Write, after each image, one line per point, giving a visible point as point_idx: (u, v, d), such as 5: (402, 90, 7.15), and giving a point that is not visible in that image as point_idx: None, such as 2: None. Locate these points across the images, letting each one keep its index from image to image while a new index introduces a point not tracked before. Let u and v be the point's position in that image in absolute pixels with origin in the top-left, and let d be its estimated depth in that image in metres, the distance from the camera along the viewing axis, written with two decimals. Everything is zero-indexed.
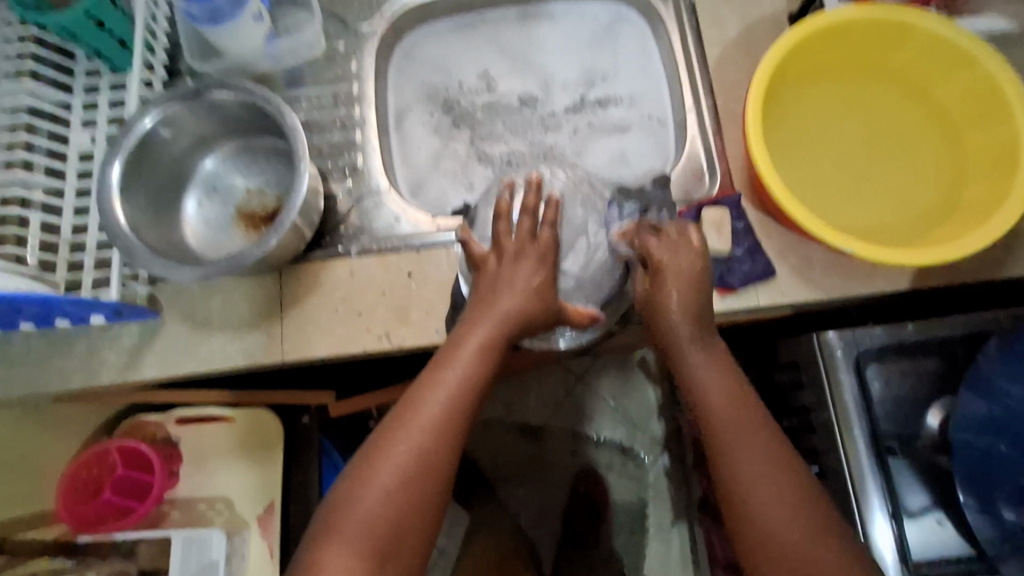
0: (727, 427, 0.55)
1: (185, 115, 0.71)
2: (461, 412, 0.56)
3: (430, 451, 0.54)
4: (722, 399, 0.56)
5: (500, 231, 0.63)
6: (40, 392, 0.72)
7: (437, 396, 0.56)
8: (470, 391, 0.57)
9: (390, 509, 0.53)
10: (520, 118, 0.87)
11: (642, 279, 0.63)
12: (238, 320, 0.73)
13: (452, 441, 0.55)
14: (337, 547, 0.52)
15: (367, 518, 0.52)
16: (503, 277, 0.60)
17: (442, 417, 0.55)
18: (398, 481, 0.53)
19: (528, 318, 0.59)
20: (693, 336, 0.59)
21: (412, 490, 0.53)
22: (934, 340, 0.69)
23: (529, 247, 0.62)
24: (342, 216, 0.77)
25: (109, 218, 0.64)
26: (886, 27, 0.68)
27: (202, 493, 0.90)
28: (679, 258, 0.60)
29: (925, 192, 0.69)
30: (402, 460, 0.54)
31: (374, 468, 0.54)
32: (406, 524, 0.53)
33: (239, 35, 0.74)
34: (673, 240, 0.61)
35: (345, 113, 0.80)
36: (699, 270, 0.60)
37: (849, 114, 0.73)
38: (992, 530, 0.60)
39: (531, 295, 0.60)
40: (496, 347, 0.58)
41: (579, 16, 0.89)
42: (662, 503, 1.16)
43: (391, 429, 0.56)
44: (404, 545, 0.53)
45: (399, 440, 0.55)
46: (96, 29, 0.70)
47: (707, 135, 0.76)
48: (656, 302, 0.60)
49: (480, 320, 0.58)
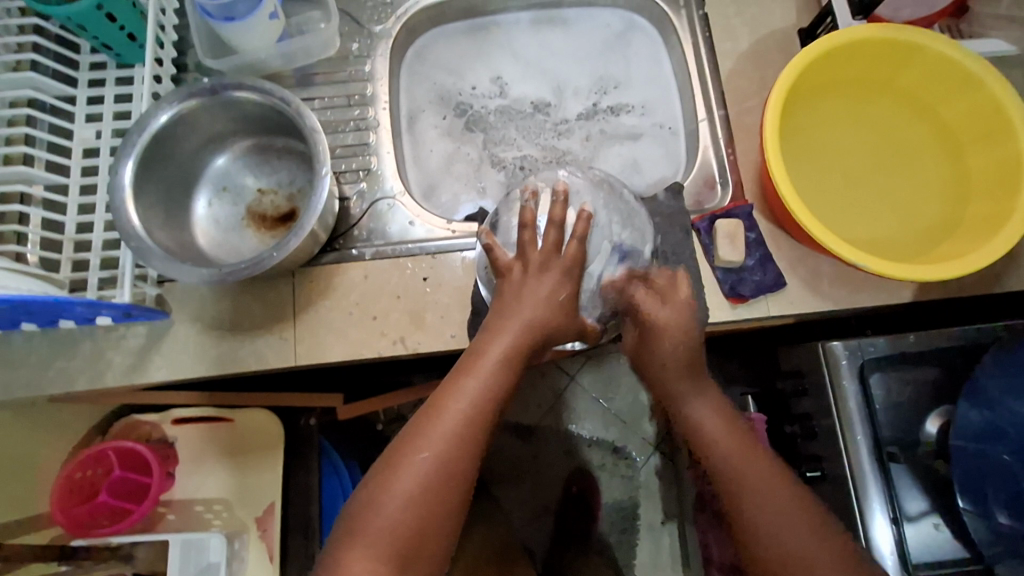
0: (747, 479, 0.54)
1: (201, 113, 0.69)
2: (481, 422, 0.56)
3: (450, 461, 0.54)
4: (732, 452, 0.56)
5: (526, 240, 0.63)
6: (43, 394, 0.71)
7: (459, 405, 0.56)
8: (491, 401, 0.57)
9: (411, 517, 0.53)
10: (533, 123, 0.87)
11: (650, 297, 0.64)
12: (249, 321, 0.72)
13: (472, 452, 0.55)
14: (358, 550, 0.52)
15: (388, 525, 0.52)
16: (528, 287, 0.61)
17: (465, 426, 0.55)
18: (420, 488, 0.53)
19: (550, 328, 0.60)
20: (687, 382, 0.61)
21: (434, 497, 0.53)
22: (934, 349, 0.71)
23: (553, 260, 0.62)
24: (356, 219, 0.76)
25: (121, 217, 0.62)
26: (898, 48, 0.69)
27: (200, 495, 0.89)
28: (668, 310, 0.63)
29: (930, 208, 0.71)
30: (426, 465, 0.54)
31: (395, 475, 0.54)
32: (426, 530, 0.53)
33: (252, 33, 0.73)
34: (659, 289, 0.65)
35: (359, 114, 0.79)
36: (689, 318, 0.63)
37: (857, 131, 0.75)
38: (986, 532, 0.64)
39: (553, 305, 0.60)
40: (520, 358, 0.58)
41: (592, 23, 0.89)
42: (653, 502, 1.18)
43: (417, 434, 0.56)
44: (426, 550, 0.53)
45: (420, 448, 0.54)
46: (107, 22, 0.68)
47: (719, 146, 0.78)
48: (649, 356, 0.63)
49: (503, 329, 0.59)
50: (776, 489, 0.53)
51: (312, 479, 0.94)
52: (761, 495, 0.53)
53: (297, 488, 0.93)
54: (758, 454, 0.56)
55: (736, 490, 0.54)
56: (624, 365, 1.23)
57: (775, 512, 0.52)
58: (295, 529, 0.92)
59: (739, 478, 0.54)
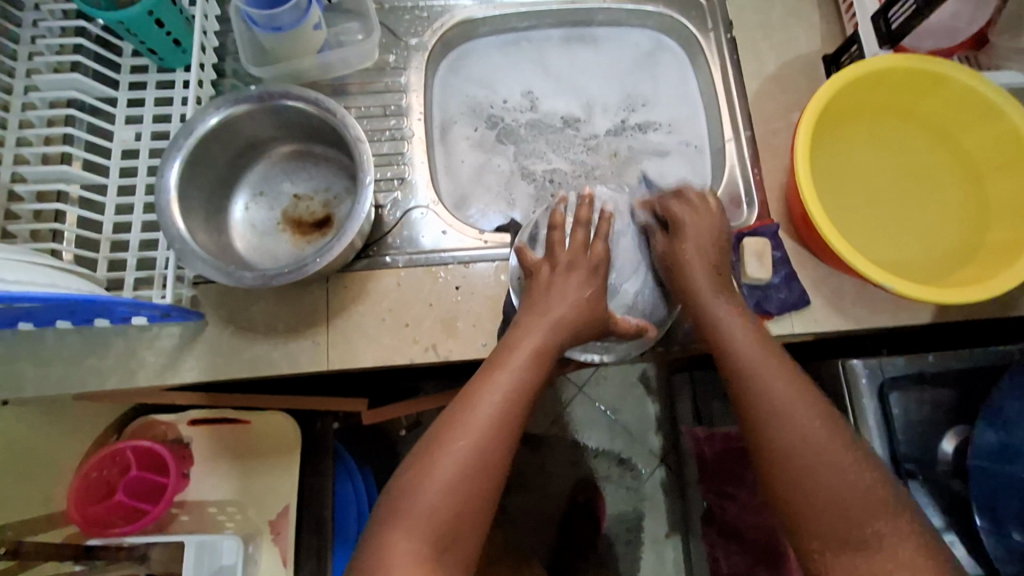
0: (756, 361, 0.58)
1: (247, 118, 0.70)
2: (516, 414, 0.55)
3: (487, 449, 0.53)
4: (749, 343, 0.59)
5: (555, 241, 0.65)
6: (73, 392, 0.71)
7: (493, 398, 0.55)
8: (524, 395, 0.56)
9: (450, 503, 0.52)
10: (562, 137, 0.89)
11: (684, 206, 0.69)
12: (279, 325, 0.73)
13: (508, 440, 0.55)
14: (399, 532, 0.51)
15: (428, 510, 0.51)
16: (555, 287, 0.62)
17: (500, 418, 0.54)
18: (459, 475, 0.52)
19: (579, 328, 0.61)
20: (712, 285, 0.64)
21: (471, 484, 0.52)
22: (951, 370, 0.73)
23: (581, 259, 0.64)
24: (388, 228, 0.77)
25: (167, 220, 0.63)
26: (924, 78, 0.72)
27: (214, 497, 0.89)
28: (699, 215, 0.68)
29: (952, 231, 0.73)
30: (465, 451, 0.53)
31: (434, 462, 0.53)
32: (465, 513, 0.52)
33: (296, 41, 0.75)
34: (694, 200, 0.69)
35: (395, 124, 0.81)
36: (717, 231, 0.68)
37: (881, 156, 0.77)
38: (1002, 550, 0.65)
39: (583, 305, 0.61)
40: (551, 354, 0.59)
41: (621, 42, 0.91)
42: (658, 515, 1.19)
43: (455, 422, 0.55)
44: (465, 535, 0.52)
45: (458, 437, 0.53)
46: (156, 27, 0.69)
47: (745, 165, 0.80)
48: (675, 253, 0.67)
49: (534, 327, 0.59)
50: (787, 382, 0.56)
51: (327, 485, 0.95)
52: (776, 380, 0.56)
53: (314, 493, 0.93)
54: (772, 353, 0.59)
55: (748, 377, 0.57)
56: (632, 378, 1.25)
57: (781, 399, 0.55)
58: (307, 527, 0.93)
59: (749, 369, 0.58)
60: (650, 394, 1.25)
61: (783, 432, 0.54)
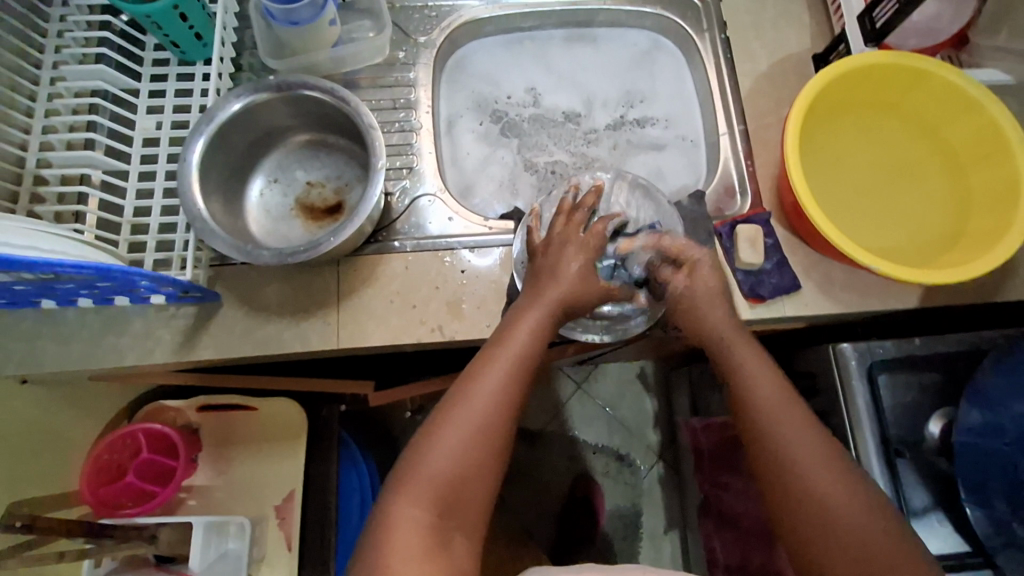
0: (775, 421, 0.57)
1: (265, 106, 0.73)
2: (514, 387, 0.58)
3: (486, 419, 0.56)
4: (772, 399, 0.58)
5: (559, 222, 0.70)
6: (94, 368, 0.74)
7: (491, 373, 0.58)
8: (520, 371, 0.59)
9: (452, 470, 0.54)
10: (564, 131, 0.92)
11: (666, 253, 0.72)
12: (291, 307, 0.76)
13: (508, 412, 0.57)
14: (404, 497, 0.53)
15: (432, 477, 0.54)
16: (553, 262, 0.66)
17: (498, 390, 0.57)
18: (460, 444, 0.55)
19: (574, 306, 0.65)
20: (734, 338, 0.64)
21: (472, 452, 0.55)
22: (938, 354, 0.76)
23: (579, 239, 0.68)
24: (397, 215, 0.80)
25: (189, 200, 0.66)
26: (907, 74, 0.76)
27: (219, 484, 0.93)
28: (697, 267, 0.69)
29: (935, 219, 0.77)
30: (469, 418, 0.56)
31: (438, 432, 0.56)
32: (467, 478, 0.54)
33: (312, 36, 0.78)
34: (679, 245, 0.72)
35: (404, 117, 0.84)
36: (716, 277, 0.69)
37: (868, 149, 0.81)
38: (989, 525, 0.67)
39: (575, 282, 0.65)
40: (545, 334, 0.62)
41: (620, 42, 0.95)
42: (655, 509, 1.21)
43: (457, 395, 0.58)
44: (466, 504, 0.54)
45: (459, 411, 0.56)
46: (179, 20, 0.73)
47: (739, 158, 0.83)
48: (692, 309, 0.68)
49: (531, 309, 0.63)
50: (812, 443, 0.55)
51: (330, 469, 0.97)
52: (804, 442, 0.55)
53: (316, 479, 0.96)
54: (798, 413, 0.58)
55: (771, 438, 0.57)
56: (630, 375, 1.28)
57: (812, 460, 0.54)
58: (313, 520, 0.95)
59: (773, 430, 0.57)
60: (648, 391, 1.27)
61: (811, 495, 0.53)
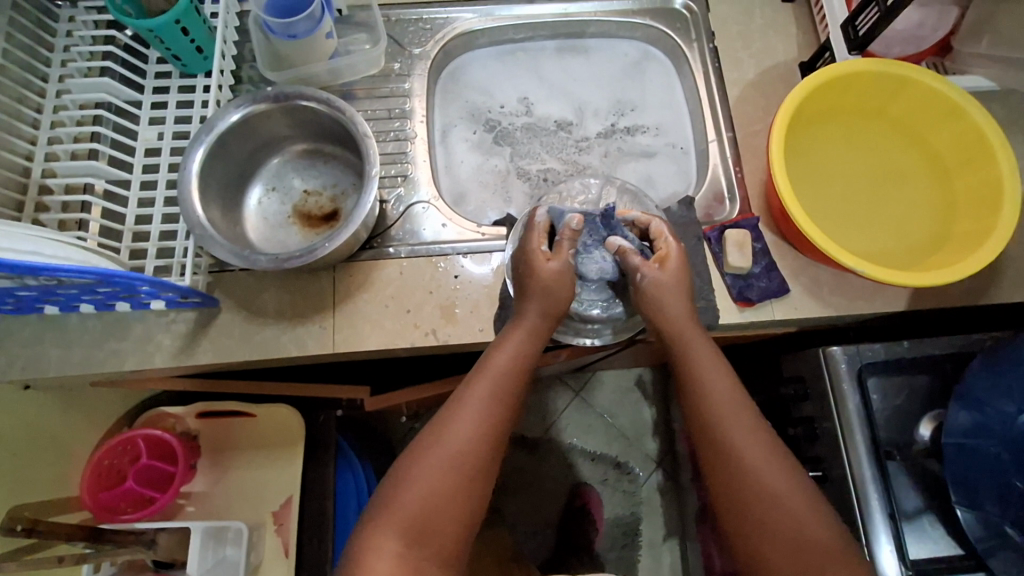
0: (738, 445, 0.60)
1: (262, 116, 0.75)
2: (492, 415, 0.60)
3: (464, 447, 0.58)
4: (736, 423, 0.61)
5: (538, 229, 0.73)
6: (95, 373, 0.75)
7: (471, 402, 0.60)
8: (499, 399, 0.61)
9: (429, 499, 0.55)
10: (556, 139, 0.94)
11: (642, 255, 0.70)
12: (288, 313, 0.77)
13: (486, 440, 0.59)
14: (381, 526, 0.54)
15: (408, 506, 0.55)
16: (538, 275, 0.68)
17: (476, 420, 0.59)
18: (438, 473, 0.57)
19: (553, 328, 0.67)
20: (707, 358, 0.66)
21: (450, 480, 0.56)
22: (929, 357, 0.76)
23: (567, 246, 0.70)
24: (391, 222, 0.82)
25: (189, 207, 0.68)
26: (890, 81, 0.77)
27: (218, 490, 0.94)
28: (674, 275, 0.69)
29: (921, 222, 0.78)
30: (448, 447, 0.58)
31: (416, 462, 0.57)
32: (442, 505, 0.56)
33: (309, 48, 0.81)
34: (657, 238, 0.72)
35: (399, 126, 0.86)
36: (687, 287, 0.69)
37: (854, 154, 0.82)
38: (982, 530, 0.66)
39: (552, 301, 0.67)
40: (525, 362, 0.64)
41: (611, 52, 0.98)
42: (654, 518, 1.21)
43: (441, 420, 0.60)
44: (441, 532, 0.55)
45: (439, 441, 0.58)
46: (181, 34, 0.75)
47: (727, 164, 0.85)
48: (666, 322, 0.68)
49: (513, 336, 0.65)
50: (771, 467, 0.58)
51: (327, 475, 0.97)
52: (766, 466, 0.58)
53: (314, 485, 0.96)
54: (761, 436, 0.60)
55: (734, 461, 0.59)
56: (627, 381, 1.29)
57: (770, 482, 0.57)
58: (310, 526, 0.94)
59: (737, 453, 0.59)
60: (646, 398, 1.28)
61: (766, 516, 0.56)
